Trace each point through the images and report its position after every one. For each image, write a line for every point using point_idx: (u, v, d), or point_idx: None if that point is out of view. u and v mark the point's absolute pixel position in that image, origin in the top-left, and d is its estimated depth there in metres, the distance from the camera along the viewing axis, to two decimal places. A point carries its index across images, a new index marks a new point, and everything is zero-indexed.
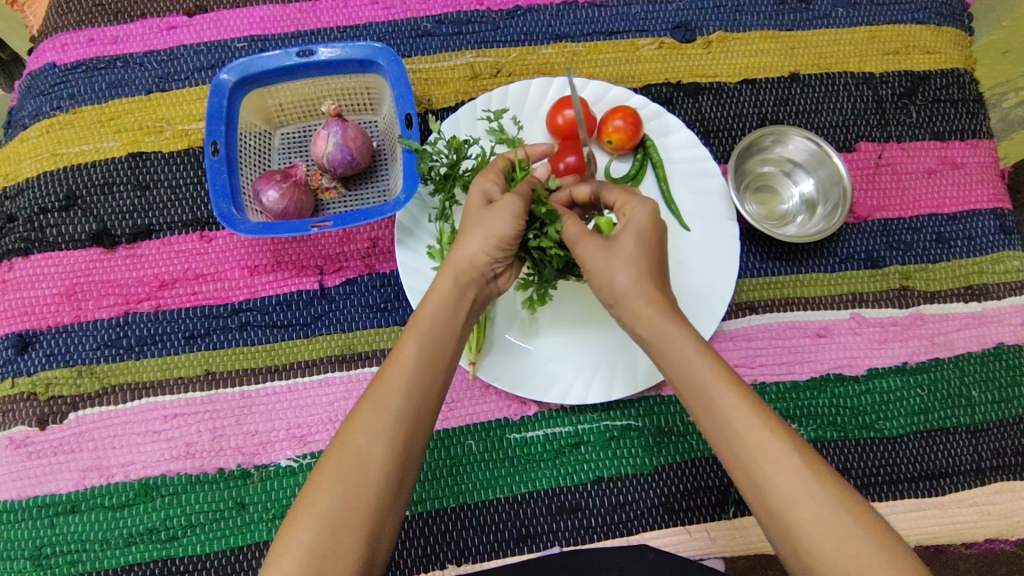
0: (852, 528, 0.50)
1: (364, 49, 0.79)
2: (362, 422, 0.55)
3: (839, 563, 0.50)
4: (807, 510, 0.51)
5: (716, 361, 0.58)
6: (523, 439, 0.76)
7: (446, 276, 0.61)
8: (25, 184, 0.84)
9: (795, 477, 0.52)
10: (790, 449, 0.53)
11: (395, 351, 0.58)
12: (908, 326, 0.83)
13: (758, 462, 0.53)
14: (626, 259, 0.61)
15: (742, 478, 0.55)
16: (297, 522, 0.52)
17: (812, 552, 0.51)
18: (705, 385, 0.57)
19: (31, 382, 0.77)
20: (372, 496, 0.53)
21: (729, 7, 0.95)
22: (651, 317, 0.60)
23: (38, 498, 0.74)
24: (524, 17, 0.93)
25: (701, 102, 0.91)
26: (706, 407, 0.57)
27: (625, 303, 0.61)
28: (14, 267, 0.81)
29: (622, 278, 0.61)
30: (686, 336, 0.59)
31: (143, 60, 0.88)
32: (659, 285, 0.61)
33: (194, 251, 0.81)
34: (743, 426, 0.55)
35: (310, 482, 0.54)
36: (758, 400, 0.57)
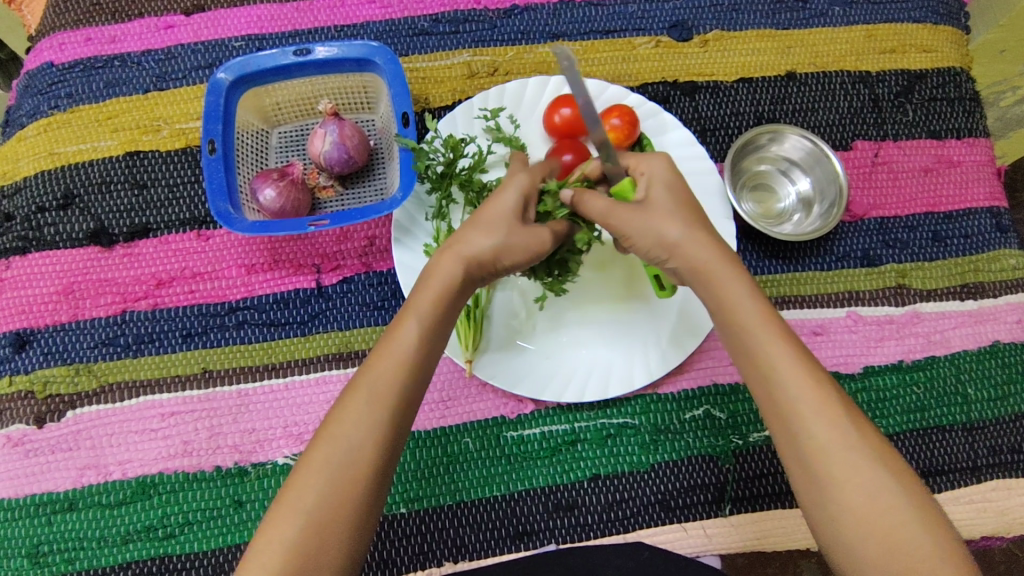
0: (890, 485, 0.53)
1: (361, 48, 0.79)
2: (354, 415, 0.55)
3: (867, 517, 0.53)
4: (846, 464, 0.53)
5: (767, 309, 0.59)
6: (519, 437, 0.76)
7: (455, 265, 0.60)
8: (22, 183, 0.84)
9: (838, 431, 0.54)
10: (834, 402, 0.55)
11: (389, 341, 0.58)
12: (904, 325, 0.83)
13: (801, 414, 0.55)
14: (667, 212, 0.61)
15: (779, 426, 0.57)
16: (282, 514, 0.52)
17: (842, 505, 0.53)
18: (754, 332, 0.58)
19: (28, 380, 0.77)
20: (358, 492, 0.53)
21: (726, 6, 0.95)
22: (709, 263, 0.60)
23: (36, 496, 0.74)
24: (521, 16, 0.93)
25: (697, 101, 0.91)
26: (752, 353, 0.58)
27: (682, 252, 0.61)
28: (11, 266, 0.81)
29: (674, 228, 0.61)
30: (741, 281, 0.60)
31: (141, 59, 0.88)
32: (712, 237, 0.62)
33: (191, 250, 0.81)
34: (792, 376, 0.56)
35: (294, 475, 0.54)
36: (805, 350, 0.58)
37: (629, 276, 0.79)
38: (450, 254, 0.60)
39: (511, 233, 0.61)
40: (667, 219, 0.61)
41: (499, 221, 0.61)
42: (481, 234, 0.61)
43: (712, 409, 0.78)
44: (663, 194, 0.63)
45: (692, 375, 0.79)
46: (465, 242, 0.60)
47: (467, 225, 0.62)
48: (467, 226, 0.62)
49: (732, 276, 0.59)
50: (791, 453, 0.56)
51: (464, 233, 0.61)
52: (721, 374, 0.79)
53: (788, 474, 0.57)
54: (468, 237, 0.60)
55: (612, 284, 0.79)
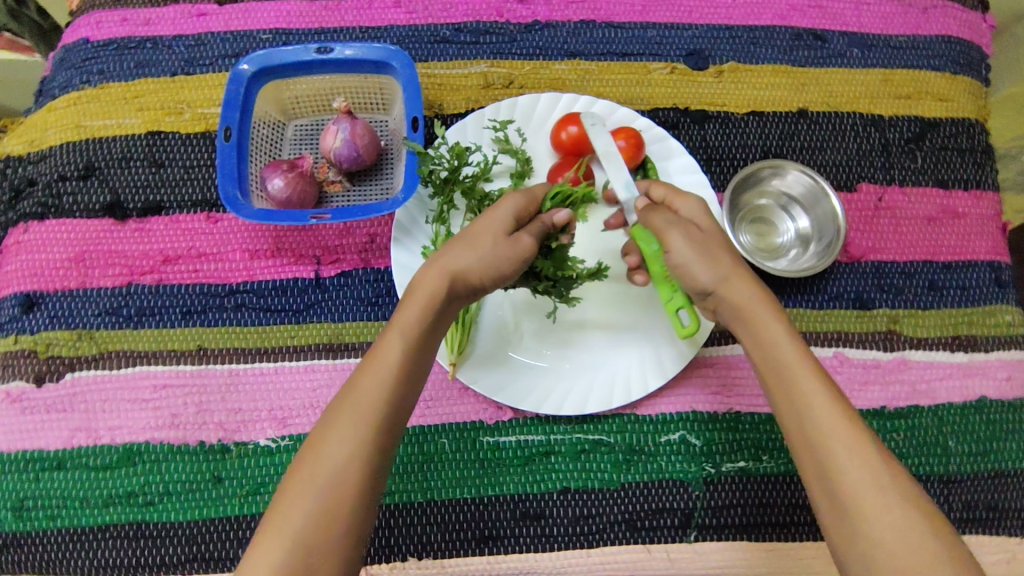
0: (918, 523, 0.53)
1: (379, 51, 0.82)
2: (339, 435, 0.56)
3: (901, 553, 0.52)
4: (876, 500, 0.54)
5: (808, 353, 0.61)
6: (495, 443, 0.77)
7: (438, 278, 0.61)
8: (48, 152, 0.88)
9: (871, 467, 0.55)
10: (867, 442, 0.56)
11: (375, 358, 0.59)
12: (890, 370, 0.83)
13: (834, 451, 0.56)
14: (718, 249, 0.64)
15: (810, 463, 0.58)
16: (268, 537, 0.54)
17: (874, 541, 0.53)
18: (792, 368, 0.60)
19: (33, 340, 0.80)
20: (347, 510, 0.55)
21: (743, 39, 0.97)
22: (751, 301, 0.63)
23: (28, 452, 0.77)
24: (541, 32, 0.95)
25: (706, 129, 0.92)
26: (788, 390, 0.60)
27: (728, 286, 0.63)
28: (29, 230, 0.85)
29: (724, 263, 0.64)
30: (780, 323, 0.62)
31: (173, 43, 0.92)
32: (754, 277, 0.65)
33: (200, 230, 0.84)
34: (827, 414, 0.58)
35: (280, 498, 0.56)
36: (839, 392, 0.60)
37: (619, 298, 0.81)
38: (436, 267, 0.62)
39: (496, 248, 0.63)
40: (703, 265, 0.63)
41: (488, 236, 0.64)
42: (467, 250, 0.63)
43: (688, 435, 0.78)
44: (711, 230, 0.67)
45: (671, 399, 0.79)
46: (452, 258, 0.62)
47: (456, 240, 0.64)
48: (457, 243, 0.64)
49: (773, 316, 0.62)
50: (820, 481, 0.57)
51: (454, 250, 0.63)
52: (701, 402, 0.79)
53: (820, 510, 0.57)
54: (456, 252, 0.63)
55: (598, 302, 0.80)
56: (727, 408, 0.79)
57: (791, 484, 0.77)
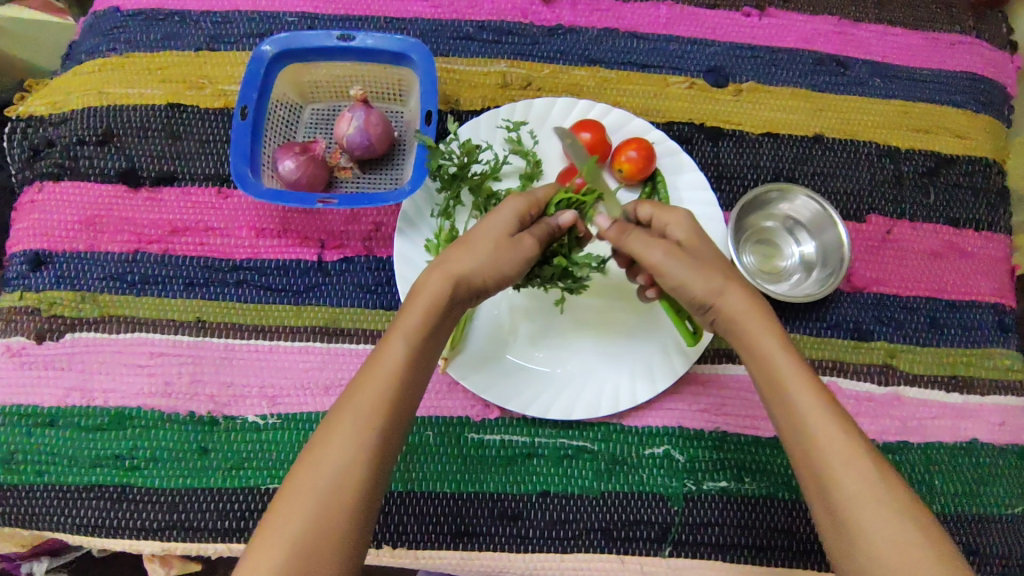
0: (913, 534, 0.55)
1: (400, 42, 0.83)
2: (341, 437, 0.57)
3: (897, 559, 0.54)
4: (872, 514, 0.56)
5: (801, 363, 0.62)
6: (479, 440, 0.78)
7: (442, 284, 0.62)
8: (69, 115, 0.90)
9: (866, 479, 0.57)
10: (863, 454, 0.58)
11: (378, 360, 0.61)
12: (882, 404, 0.83)
13: (831, 465, 0.58)
14: (707, 263, 0.65)
15: (809, 476, 0.59)
16: (268, 539, 0.54)
17: (871, 556, 0.55)
18: (788, 381, 0.61)
19: (37, 297, 0.82)
20: (349, 512, 0.56)
21: (766, 60, 0.96)
22: (744, 314, 0.63)
23: (22, 407, 0.78)
24: (564, 37, 0.96)
25: (719, 147, 0.92)
26: (783, 403, 0.61)
27: (720, 301, 0.64)
28: (44, 189, 0.86)
29: (713, 279, 0.64)
30: (773, 333, 0.63)
31: (200, 19, 0.94)
32: (747, 288, 0.65)
33: (209, 204, 0.86)
34: (823, 427, 0.59)
35: (280, 501, 0.56)
36: (833, 398, 0.61)
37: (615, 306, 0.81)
38: (437, 273, 0.63)
39: (498, 252, 0.64)
40: (685, 281, 0.64)
41: (490, 240, 0.64)
42: (466, 254, 0.64)
43: (672, 449, 0.78)
44: (699, 244, 0.66)
45: (658, 413, 0.79)
46: (452, 264, 0.63)
47: (456, 246, 0.65)
48: (457, 248, 0.65)
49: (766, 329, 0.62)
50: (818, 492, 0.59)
51: (454, 255, 0.64)
52: (689, 418, 0.79)
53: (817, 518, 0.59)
54: (456, 257, 0.64)
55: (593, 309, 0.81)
56: (714, 427, 0.79)
57: (771, 508, 0.77)
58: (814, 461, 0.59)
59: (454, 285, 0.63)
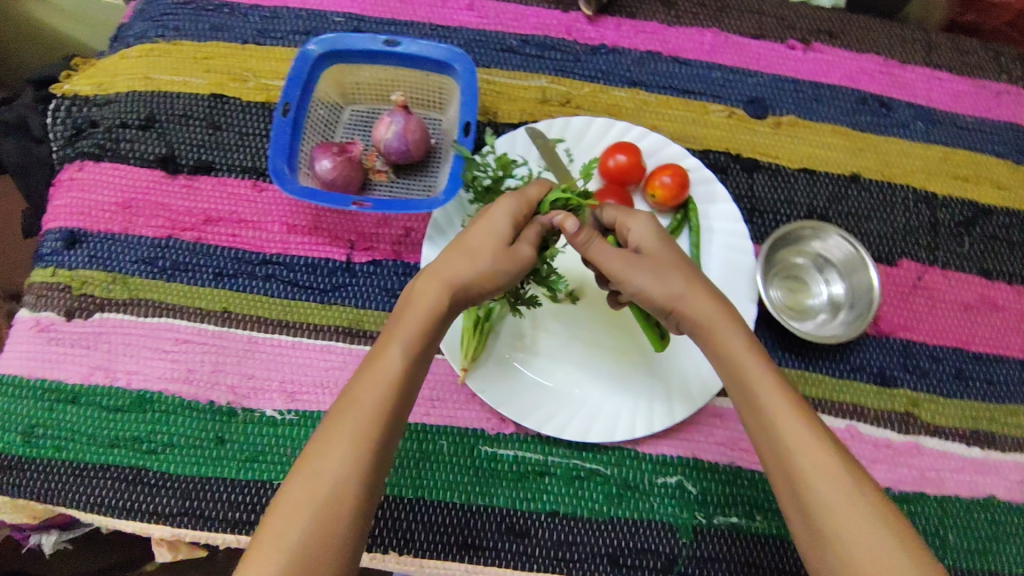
0: (876, 525, 0.59)
1: (444, 51, 0.84)
2: (337, 447, 0.58)
3: (860, 541, 0.58)
4: (840, 508, 0.59)
5: (763, 360, 0.67)
6: (492, 454, 0.78)
7: (441, 294, 0.64)
8: (115, 98, 0.91)
9: (832, 475, 0.61)
10: (828, 450, 0.62)
11: (373, 371, 0.61)
12: (901, 453, 0.82)
13: (799, 461, 0.62)
14: (673, 267, 0.70)
15: (780, 475, 0.63)
16: (266, 550, 0.55)
17: (839, 547, 0.58)
18: (752, 378, 0.66)
19: (70, 275, 0.83)
20: (349, 521, 0.56)
21: (807, 95, 0.96)
22: (710, 317, 0.68)
23: (46, 382, 0.79)
24: (606, 56, 0.96)
25: (754, 179, 0.92)
26: (751, 403, 0.65)
27: (686, 304, 0.68)
28: (84, 169, 0.88)
29: (677, 282, 0.69)
30: (741, 337, 0.67)
31: (249, 12, 0.95)
32: (712, 293, 0.70)
33: (244, 197, 0.87)
34: (790, 426, 0.63)
35: (276, 513, 0.56)
36: (797, 398, 0.66)
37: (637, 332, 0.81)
38: (435, 283, 0.64)
39: (495, 261, 0.66)
40: (654, 288, 0.69)
41: (484, 249, 0.66)
42: (464, 263, 0.65)
43: (684, 480, 0.78)
44: (660, 247, 0.71)
45: (673, 442, 0.79)
46: (450, 273, 0.65)
47: (450, 254, 0.67)
48: (452, 255, 0.66)
49: (733, 331, 0.67)
50: (785, 483, 0.63)
51: (452, 262, 0.66)
52: (703, 449, 0.79)
53: (786, 510, 0.63)
54: (452, 266, 0.65)
55: (614, 333, 0.81)
56: (729, 461, 0.79)
57: (780, 548, 0.76)
58: (779, 454, 0.63)
59: (454, 293, 0.64)
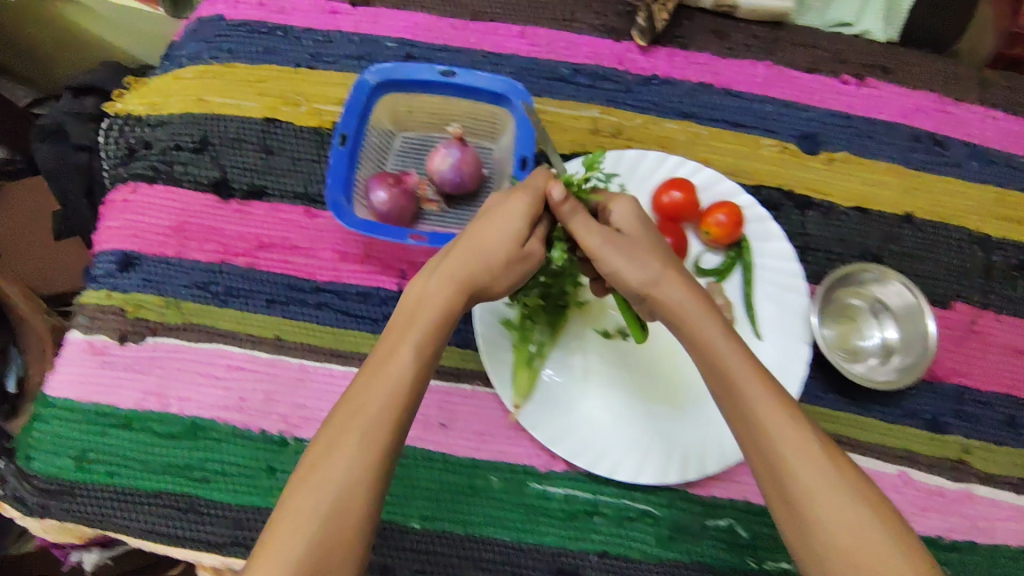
0: (865, 517, 0.55)
1: (501, 83, 0.83)
2: (341, 450, 0.56)
3: (849, 536, 0.55)
4: (826, 500, 0.56)
5: (745, 354, 0.63)
6: (542, 491, 0.78)
7: (444, 296, 0.65)
8: (168, 119, 0.91)
9: (817, 464, 0.57)
10: (811, 438, 0.59)
11: (378, 373, 0.60)
12: (953, 501, 0.81)
13: (781, 451, 0.58)
14: (649, 251, 0.68)
15: (765, 468, 0.59)
16: (271, 558, 0.53)
17: (827, 542, 0.55)
18: (731, 368, 0.62)
19: (124, 298, 0.84)
20: (357, 527, 0.55)
21: (860, 131, 0.95)
22: (684, 303, 0.66)
23: (100, 407, 0.80)
24: (658, 87, 0.95)
25: (807, 217, 0.91)
26: (729, 391, 0.62)
27: (659, 289, 0.67)
28: (137, 191, 0.88)
29: (653, 265, 0.67)
30: (717, 324, 0.65)
31: (302, 35, 0.95)
32: (686, 279, 0.68)
33: (296, 223, 0.87)
34: (771, 414, 0.60)
35: (279, 521, 0.55)
36: (774, 383, 0.62)
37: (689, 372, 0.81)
38: (440, 283, 0.64)
39: (498, 258, 0.67)
40: (632, 267, 0.67)
41: (486, 248, 0.66)
42: (465, 260, 0.66)
43: (735, 524, 0.77)
44: (641, 230, 0.70)
45: (723, 485, 0.79)
46: (455, 273, 0.65)
47: (447, 253, 0.67)
48: (454, 254, 0.67)
49: (707, 318, 0.65)
50: (774, 485, 0.58)
51: (456, 261, 0.66)
52: (754, 493, 0.79)
53: (776, 515, 0.59)
54: (452, 264, 0.66)
55: (666, 373, 0.81)
56: None
57: None
58: (767, 454, 0.59)
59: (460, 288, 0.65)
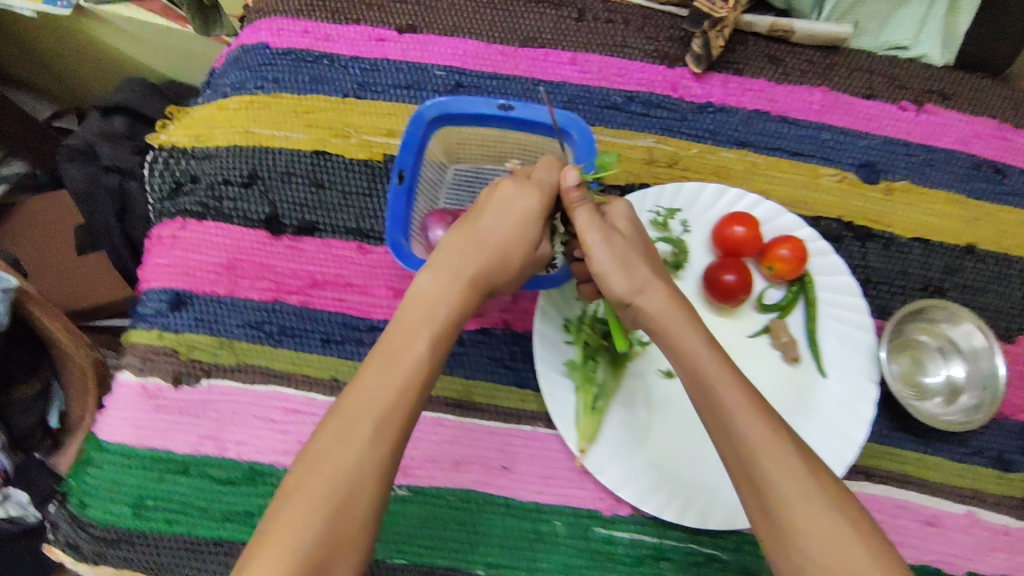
0: (843, 526, 0.56)
1: (560, 116, 0.81)
2: (347, 436, 0.59)
3: (826, 546, 0.55)
4: (803, 509, 0.56)
5: (722, 357, 0.65)
6: (608, 536, 0.78)
7: (456, 285, 0.68)
8: (215, 152, 0.89)
9: (795, 473, 0.58)
10: (789, 445, 0.59)
11: (385, 363, 0.63)
12: (1019, 540, 0.81)
13: (759, 459, 0.59)
14: (636, 257, 0.70)
15: (744, 477, 0.60)
16: (271, 546, 0.54)
17: (803, 551, 0.55)
18: (712, 379, 0.63)
19: (177, 339, 0.82)
20: (361, 511, 0.57)
21: (920, 159, 0.93)
22: (664, 312, 0.68)
23: (157, 452, 0.79)
24: (714, 115, 0.93)
25: (868, 249, 0.89)
26: (709, 402, 0.63)
27: (643, 298, 0.69)
28: (186, 227, 0.86)
29: (641, 271, 0.70)
30: (700, 335, 0.66)
31: (349, 64, 0.93)
32: (669, 288, 0.70)
33: (349, 259, 0.85)
34: (748, 423, 0.60)
35: (283, 507, 0.56)
36: (754, 391, 0.64)
37: None
38: (445, 276, 0.68)
39: (498, 252, 0.70)
40: (621, 267, 0.69)
41: (483, 243, 0.70)
42: (464, 255, 0.69)
43: None
44: (633, 234, 0.73)
45: None
46: (456, 265, 0.69)
47: (449, 247, 0.70)
48: (452, 248, 0.70)
49: (689, 330, 0.66)
50: (744, 478, 0.60)
51: (456, 253, 0.70)
52: None
53: (754, 526, 0.59)
54: (451, 258, 0.69)
55: None
56: None
57: None
58: (738, 449, 0.60)
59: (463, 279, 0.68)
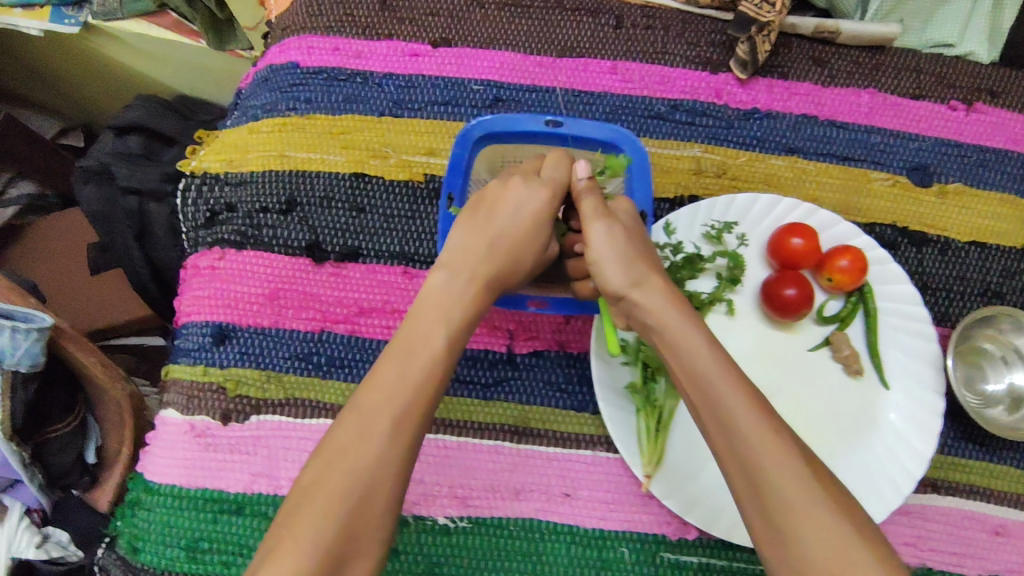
0: (844, 530, 0.54)
1: (610, 131, 0.78)
2: (361, 433, 0.59)
3: (826, 550, 0.53)
4: (804, 513, 0.54)
5: (723, 357, 0.63)
6: (676, 560, 0.76)
7: (469, 287, 0.69)
8: (249, 177, 0.87)
9: (797, 475, 0.56)
10: (789, 447, 0.58)
11: (400, 359, 0.64)
12: None
13: (760, 461, 0.57)
14: (636, 256, 0.70)
15: (742, 480, 0.58)
16: (285, 546, 0.55)
17: (802, 556, 0.53)
18: (711, 378, 0.62)
19: (223, 375, 0.80)
20: (375, 507, 0.57)
21: (972, 160, 0.91)
22: (661, 311, 0.67)
23: (208, 492, 0.76)
24: (760, 121, 0.90)
25: (924, 254, 0.87)
26: (710, 402, 0.61)
27: (638, 294, 0.68)
28: (225, 258, 0.83)
29: (639, 267, 0.70)
30: (700, 333, 0.65)
31: (383, 81, 0.90)
32: (667, 286, 0.69)
33: (396, 285, 0.83)
34: (748, 422, 0.59)
35: (299, 505, 0.57)
36: (754, 390, 0.62)
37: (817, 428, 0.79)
38: (455, 273, 0.69)
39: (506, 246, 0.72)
40: (620, 263, 0.70)
41: (490, 239, 0.71)
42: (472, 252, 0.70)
43: None
44: (635, 232, 0.73)
45: None
46: (465, 262, 0.70)
47: (457, 245, 0.71)
48: (458, 245, 0.71)
49: (689, 329, 0.65)
50: (742, 481, 0.58)
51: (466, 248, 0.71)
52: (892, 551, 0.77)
53: (751, 529, 0.58)
54: (460, 255, 0.71)
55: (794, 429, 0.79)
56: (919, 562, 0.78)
57: None
58: (739, 449, 0.58)
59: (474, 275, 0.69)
